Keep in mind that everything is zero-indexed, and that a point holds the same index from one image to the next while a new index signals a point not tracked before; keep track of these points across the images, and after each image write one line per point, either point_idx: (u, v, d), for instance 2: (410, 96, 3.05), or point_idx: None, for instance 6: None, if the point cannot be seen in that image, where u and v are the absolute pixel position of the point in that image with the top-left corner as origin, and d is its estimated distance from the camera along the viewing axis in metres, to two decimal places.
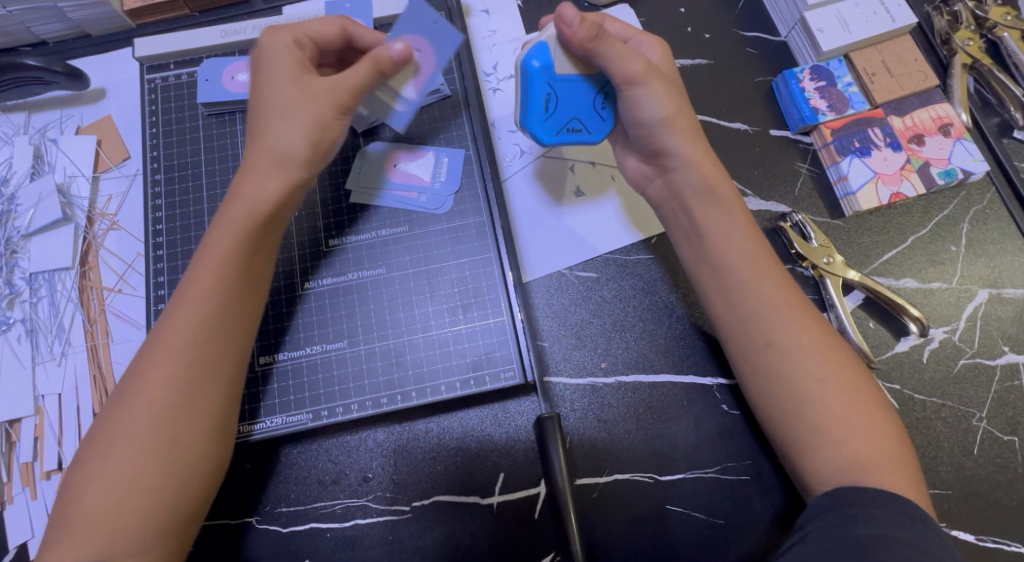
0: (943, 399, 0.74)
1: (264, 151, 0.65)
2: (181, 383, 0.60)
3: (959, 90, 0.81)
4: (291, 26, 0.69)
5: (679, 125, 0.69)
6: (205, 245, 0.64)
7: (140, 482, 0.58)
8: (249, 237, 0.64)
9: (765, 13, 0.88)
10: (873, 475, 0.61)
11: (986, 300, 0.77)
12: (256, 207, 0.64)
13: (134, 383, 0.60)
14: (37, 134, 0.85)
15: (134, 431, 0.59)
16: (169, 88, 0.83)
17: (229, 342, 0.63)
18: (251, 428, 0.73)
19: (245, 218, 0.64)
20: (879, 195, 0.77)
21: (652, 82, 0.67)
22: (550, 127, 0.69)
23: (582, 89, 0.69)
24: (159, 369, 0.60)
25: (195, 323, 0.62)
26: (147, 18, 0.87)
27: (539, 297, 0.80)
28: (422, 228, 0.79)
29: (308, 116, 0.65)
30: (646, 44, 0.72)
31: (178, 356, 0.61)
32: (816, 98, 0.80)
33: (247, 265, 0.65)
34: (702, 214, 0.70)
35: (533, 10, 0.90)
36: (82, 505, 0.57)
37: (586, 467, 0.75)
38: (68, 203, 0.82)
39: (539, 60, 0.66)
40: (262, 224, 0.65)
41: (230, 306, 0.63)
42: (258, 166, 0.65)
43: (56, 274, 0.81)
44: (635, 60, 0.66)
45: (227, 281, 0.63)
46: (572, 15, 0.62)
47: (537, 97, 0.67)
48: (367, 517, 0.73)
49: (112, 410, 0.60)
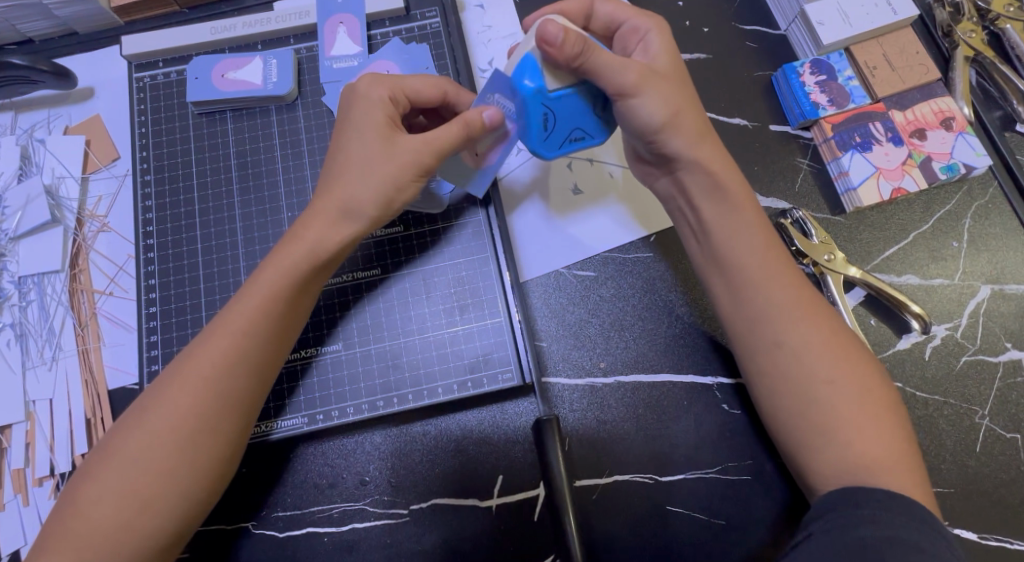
0: (945, 396, 0.74)
1: (336, 200, 0.63)
2: (206, 415, 0.59)
3: (961, 83, 0.80)
4: (389, 80, 0.67)
5: (682, 128, 0.67)
6: (255, 276, 0.63)
7: (154, 502, 0.57)
8: (296, 280, 0.63)
9: (764, 6, 0.86)
10: (881, 477, 0.60)
11: (989, 296, 0.76)
12: (314, 254, 0.63)
13: (159, 403, 0.59)
14: (24, 134, 0.83)
15: (156, 449, 0.58)
16: (159, 86, 0.82)
17: (265, 381, 0.63)
18: (272, 427, 0.73)
19: (298, 250, 0.63)
20: (880, 191, 0.76)
21: (648, 87, 0.64)
22: (552, 142, 0.66)
23: (580, 98, 0.64)
24: (190, 398, 0.59)
25: (230, 353, 0.61)
26: (135, 15, 0.85)
27: (537, 297, 0.79)
28: (417, 227, 0.78)
29: (385, 176, 0.63)
30: (643, 31, 0.69)
31: (209, 385, 0.60)
32: (817, 92, 0.79)
33: (290, 305, 0.64)
34: (711, 211, 0.69)
35: (528, 5, 0.88)
36: (91, 517, 0.56)
37: (586, 469, 0.74)
38: (57, 205, 0.81)
39: (531, 79, 0.61)
40: (314, 269, 0.64)
41: (271, 345, 0.63)
42: (322, 213, 0.64)
43: (46, 277, 0.79)
44: (630, 68, 0.63)
45: (267, 318, 0.62)
46: (555, 30, 0.57)
47: (534, 120, 0.63)
48: (365, 521, 0.72)
49: (132, 424, 0.59)
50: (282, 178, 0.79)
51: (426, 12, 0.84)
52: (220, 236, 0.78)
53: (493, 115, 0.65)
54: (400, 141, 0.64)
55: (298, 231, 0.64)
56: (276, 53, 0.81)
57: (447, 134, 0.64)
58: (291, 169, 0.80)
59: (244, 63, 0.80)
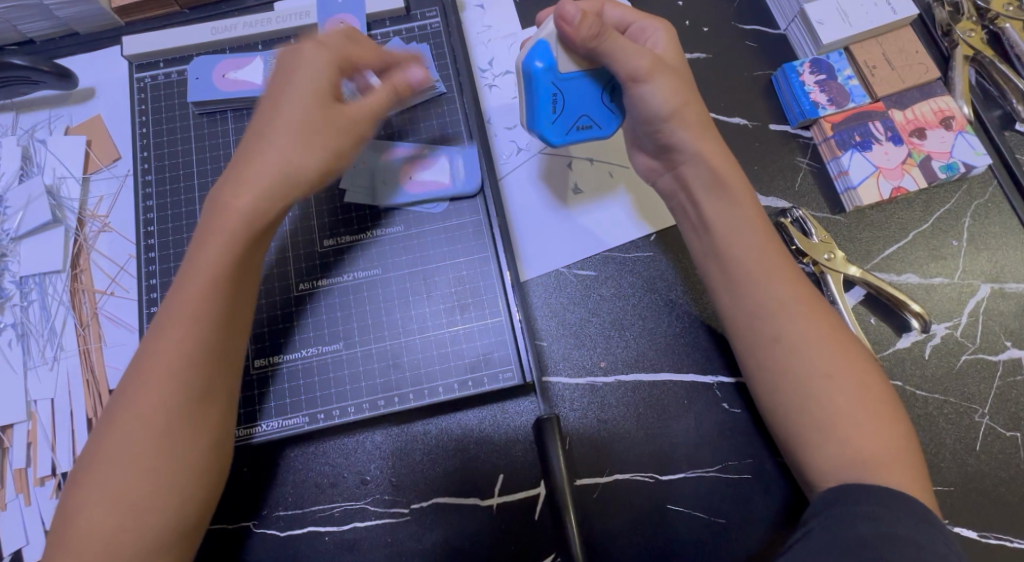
0: (945, 395, 0.74)
1: (279, 170, 0.60)
2: (172, 408, 0.58)
3: (961, 83, 0.80)
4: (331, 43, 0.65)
5: (686, 119, 0.67)
6: (191, 256, 0.61)
7: (146, 501, 0.57)
8: (235, 252, 0.60)
9: (763, 6, 0.86)
10: (880, 474, 0.61)
11: (989, 294, 0.77)
12: (249, 223, 0.60)
13: (127, 403, 0.58)
14: (26, 134, 0.83)
15: (133, 449, 0.57)
16: (160, 86, 0.82)
17: (222, 362, 0.61)
18: (254, 431, 0.73)
19: (232, 224, 0.60)
20: (880, 190, 0.76)
21: (658, 77, 0.65)
22: (559, 127, 0.68)
23: (588, 84, 0.67)
24: (152, 393, 0.58)
25: (183, 342, 0.59)
26: (136, 16, 0.85)
27: (537, 297, 0.79)
28: (417, 227, 0.78)
29: (327, 145, 0.62)
30: (651, 31, 0.70)
31: (167, 377, 0.58)
32: (817, 91, 0.79)
33: (237, 283, 0.62)
34: (711, 206, 0.69)
35: (528, 5, 0.89)
36: (85, 525, 0.56)
37: (587, 468, 0.74)
38: (58, 205, 0.81)
39: (542, 61, 0.65)
40: (252, 239, 0.61)
41: (221, 326, 0.61)
42: (255, 180, 0.60)
43: (48, 277, 0.79)
44: (643, 55, 0.64)
45: (214, 298, 0.60)
46: (572, 11, 0.60)
47: (543, 99, 0.66)
48: (366, 520, 0.73)
49: (107, 429, 0.59)
50: None
51: (426, 12, 0.85)
52: None
53: (420, 76, 0.69)
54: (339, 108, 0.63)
55: (224, 200, 0.60)
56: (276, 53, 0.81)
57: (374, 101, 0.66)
58: None
59: (245, 63, 0.81)
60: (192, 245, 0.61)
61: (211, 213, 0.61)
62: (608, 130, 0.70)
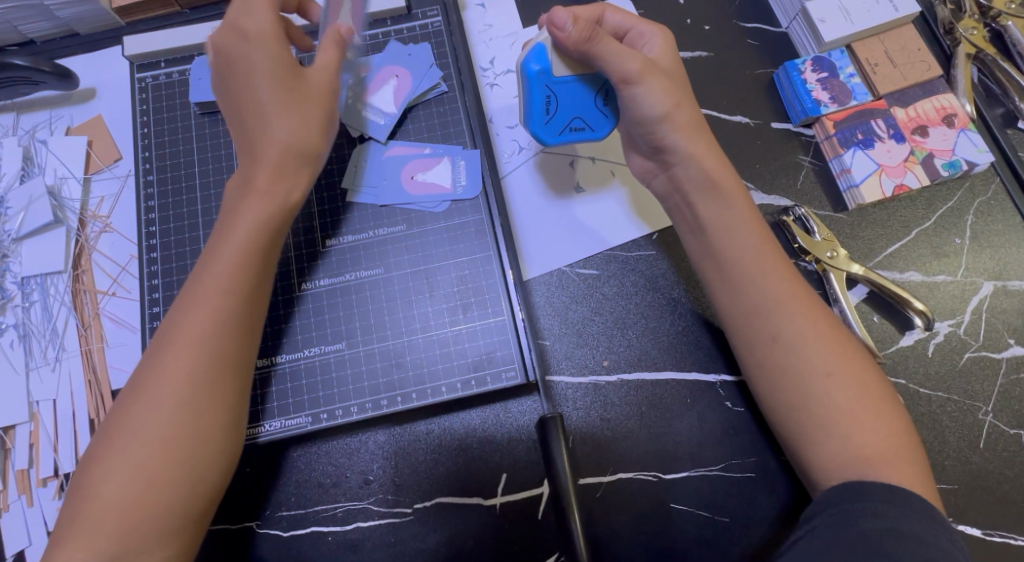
0: (949, 393, 0.74)
1: (277, 144, 0.64)
2: (201, 377, 0.59)
3: (963, 81, 0.80)
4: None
5: (679, 122, 0.67)
6: (221, 236, 0.63)
7: (164, 474, 0.57)
8: (268, 228, 0.64)
9: (765, 4, 0.86)
10: (883, 471, 0.60)
11: (991, 292, 0.77)
12: (277, 198, 0.64)
13: (152, 374, 0.59)
14: (26, 135, 0.83)
15: (156, 420, 0.58)
16: (160, 86, 0.82)
17: (253, 335, 0.63)
18: (260, 429, 0.72)
19: (263, 206, 0.64)
20: (882, 187, 0.76)
21: (649, 79, 0.65)
22: (551, 128, 0.68)
23: (583, 88, 0.67)
24: (181, 361, 0.59)
25: (214, 316, 0.61)
26: (136, 15, 0.85)
27: (540, 295, 0.79)
28: (419, 226, 0.78)
29: (317, 113, 0.66)
30: (649, 36, 0.70)
31: (198, 346, 0.60)
32: (819, 89, 0.79)
33: (266, 257, 0.64)
34: (706, 208, 0.69)
35: (529, 4, 0.88)
36: (100, 498, 0.56)
37: (590, 467, 0.74)
38: (60, 205, 0.81)
39: (538, 63, 0.65)
40: (281, 216, 0.65)
41: (254, 299, 0.63)
42: (270, 155, 0.64)
43: (49, 278, 0.79)
44: (631, 58, 0.64)
45: (247, 271, 0.63)
46: (563, 19, 0.61)
47: (537, 101, 0.67)
48: (369, 520, 0.73)
49: (129, 401, 0.59)
50: None
51: (427, 11, 0.84)
52: None
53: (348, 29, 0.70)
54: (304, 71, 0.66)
55: (251, 177, 0.64)
56: None
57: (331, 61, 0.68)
58: None
59: None
60: (223, 218, 0.65)
61: (240, 193, 0.64)
62: (601, 134, 0.70)
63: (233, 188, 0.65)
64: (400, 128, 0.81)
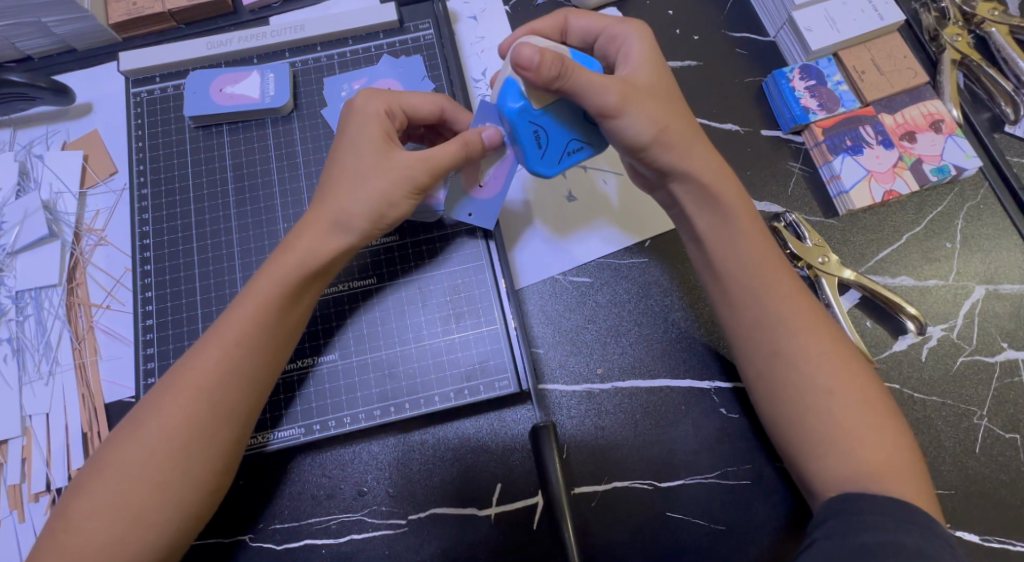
0: (943, 397, 0.74)
1: (325, 211, 0.64)
2: (201, 427, 0.60)
3: (949, 86, 0.81)
4: (381, 93, 0.67)
5: (672, 143, 0.65)
6: (247, 288, 0.64)
7: (148, 514, 0.58)
8: (289, 287, 0.64)
9: (752, 13, 0.87)
10: (883, 480, 0.60)
11: (983, 296, 0.77)
12: (307, 263, 0.64)
13: (152, 415, 0.60)
14: (23, 150, 0.84)
15: (147, 459, 0.59)
16: (155, 101, 0.83)
17: (258, 390, 0.63)
18: (265, 439, 0.72)
19: (290, 259, 0.64)
20: (872, 193, 0.77)
21: (630, 107, 0.62)
22: (549, 160, 0.66)
23: (566, 112, 0.64)
24: (178, 408, 0.60)
25: (223, 366, 0.61)
26: (133, 32, 0.86)
27: (532, 304, 0.79)
28: (412, 236, 0.78)
29: (376, 191, 0.64)
30: (623, 38, 0.68)
31: (202, 394, 0.61)
32: (807, 97, 0.80)
33: (285, 316, 0.64)
34: (705, 222, 0.69)
35: (521, 15, 0.89)
36: (83, 532, 0.57)
37: (585, 476, 0.73)
38: (55, 219, 0.81)
39: (514, 100, 0.63)
40: (308, 278, 0.65)
41: (265, 355, 0.63)
42: (314, 223, 0.64)
43: (43, 292, 0.79)
44: (611, 87, 0.61)
45: (262, 330, 0.63)
46: (530, 54, 0.57)
47: (526, 139, 0.65)
48: (363, 532, 0.72)
49: (125, 437, 0.60)
50: (277, 190, 0.80)
51: (419, 24, 0.85)
52: (217, 247, 0.78)
53: (493, 135, 0.68)
54: (394, 156, 0.64)
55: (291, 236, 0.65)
56: (272, 66, 0.82)
57: (446, 156, 0.65)
58: (287, 180, 0.80)
59: (242, 77, 0.81)
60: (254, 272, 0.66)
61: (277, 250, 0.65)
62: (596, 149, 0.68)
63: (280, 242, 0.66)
64: None
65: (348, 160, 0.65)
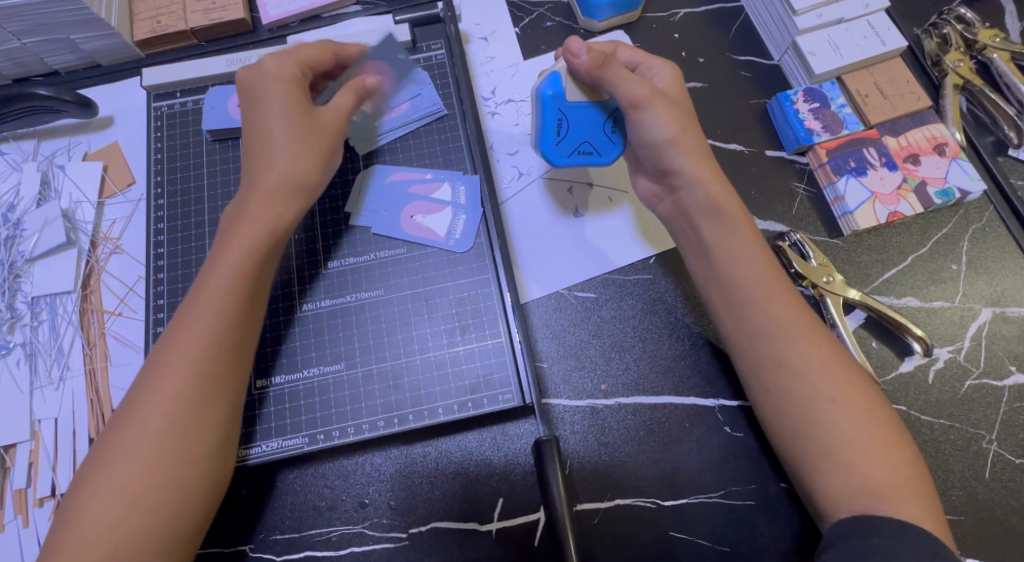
0: (951, 420, 0.73)
1: (276, 174, 0.68)
2: (192, 401, 0.61)
3: (952, 110, 0.82)
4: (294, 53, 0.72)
5: (685, 146, 0.69)
6: (217, 258, 0.66)
7: (146, 496, 0.58)
8: (259, 255, 0.66)
9: (757, 38, 0.89)
10: (891, 503, 0.60)
11: (990, 319, 0.76)
12: (274, 230, 0.67)
13: (141, 398, 0.61)
14: (46, 161, 0.87)
15: (144, 442, 0.59)
16: (175, 115, 0.85)
17: (240, 361, 0.64)
18: (268, 447, 0.73)
19: (254, 228, 0.66)
20: (876, 214, 0.78)
21: (657, 105, 0.68)
22: (562, 149, 0.72)
23: (593, 113, 0.71)
24: (167, 385, 0.61)
25: (205, 337, 0.62)
26: (156, 48, 0.90)
27: (538, 318, 0.80)
28: (420, 248, 0.79)
29: (308, 151, 0.69)
30: (657, 69, 0.72)
31: (189, 369, 0.61)
32: (810, 119, 0.81)
33: (257, 283, 0.66)
34: (711, 231, 0.70)
35: (531, 36, 0.92)
36: (86, 520, 0.58)
37: (587, 492, 0.73)
38: (73, 227, 0.83)
39: (552, 88, 0.70)
40: (270, 246, 0.67)
41: (238, 323, 0.64)
42: (268, 190, 0.67)
43: (57, 298, 0.81)
44: (640, 84, 0.67)
45: (237, 299, 0.64)
46: (579, 47, 0.66)
47: (548, 122, 0.71)
48: (364, 545, 0.72)
49: (119, 424, 0.61)
50: None
51: (432, 44, 0.88)
52: None
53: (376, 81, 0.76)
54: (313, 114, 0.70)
55: (245, 204, 0.67)
56: None
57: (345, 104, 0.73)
58: None
59: None
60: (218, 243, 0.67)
61: (237, 217, 0.67)
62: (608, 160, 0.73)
63: (231, 208, 0.68)
64: (406, 152, 0.83)
65: (273, 114, 0.69)
